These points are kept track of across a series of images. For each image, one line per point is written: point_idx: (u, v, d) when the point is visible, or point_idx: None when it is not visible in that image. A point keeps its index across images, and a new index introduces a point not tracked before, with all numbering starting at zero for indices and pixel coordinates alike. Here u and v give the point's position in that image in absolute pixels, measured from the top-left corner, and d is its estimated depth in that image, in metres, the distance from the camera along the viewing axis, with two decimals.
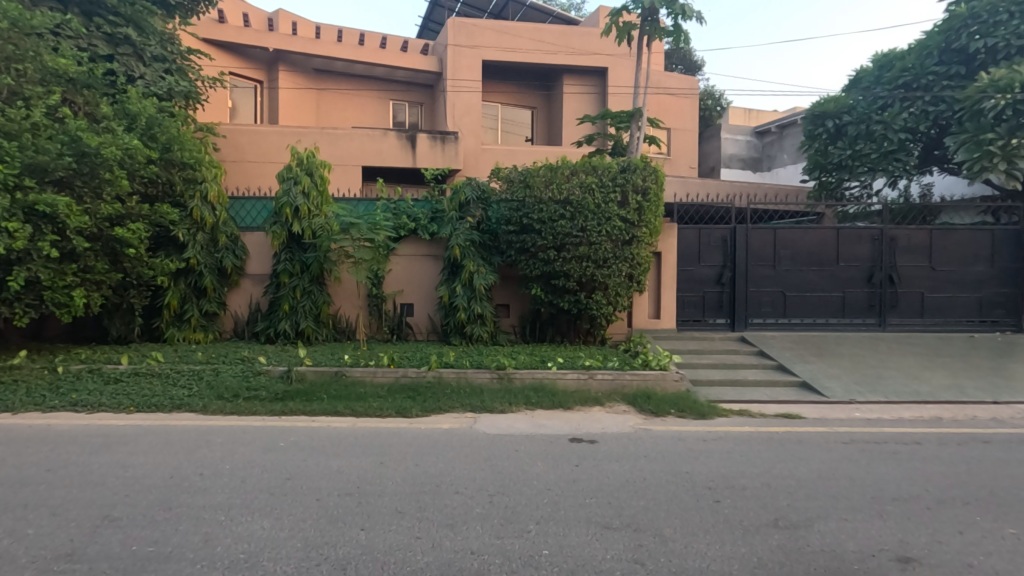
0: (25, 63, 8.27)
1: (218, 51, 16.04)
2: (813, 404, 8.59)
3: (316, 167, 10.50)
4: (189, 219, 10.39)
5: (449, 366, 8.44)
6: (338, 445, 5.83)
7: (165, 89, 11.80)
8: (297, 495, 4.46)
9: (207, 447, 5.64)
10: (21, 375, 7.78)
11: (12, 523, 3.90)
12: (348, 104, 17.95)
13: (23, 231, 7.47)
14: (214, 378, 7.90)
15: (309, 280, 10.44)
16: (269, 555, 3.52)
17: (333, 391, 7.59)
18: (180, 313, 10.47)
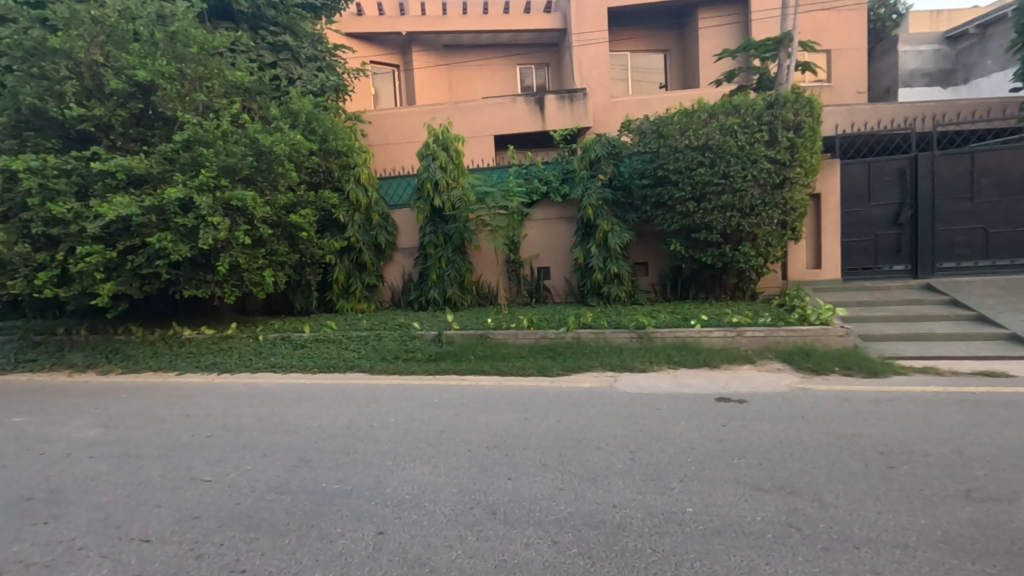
0: (212, 80, 9.67)
1: (359, 43, 17.34)
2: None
3: (451, 142, 11.02)
4: (347, 202, 11.60)
5: (588, 326, 8.51)
6: (485, 401, 6.24)
7: (319, 85, 13.09)
8: (450, 446, 4.89)
9: (374, 403, 6.39)
10: (234, 343, 9.44)
11: (235, 460, 4.82)
12: (476, 76, 18.38)
13: (223, 224, 8.74)
14: (377, 342, 8.86)
15: (452, 250, 11.10)
16: (429, 497, 3.92)
17: (479, 352, 8.11)
18: (347, 286, 11.83)
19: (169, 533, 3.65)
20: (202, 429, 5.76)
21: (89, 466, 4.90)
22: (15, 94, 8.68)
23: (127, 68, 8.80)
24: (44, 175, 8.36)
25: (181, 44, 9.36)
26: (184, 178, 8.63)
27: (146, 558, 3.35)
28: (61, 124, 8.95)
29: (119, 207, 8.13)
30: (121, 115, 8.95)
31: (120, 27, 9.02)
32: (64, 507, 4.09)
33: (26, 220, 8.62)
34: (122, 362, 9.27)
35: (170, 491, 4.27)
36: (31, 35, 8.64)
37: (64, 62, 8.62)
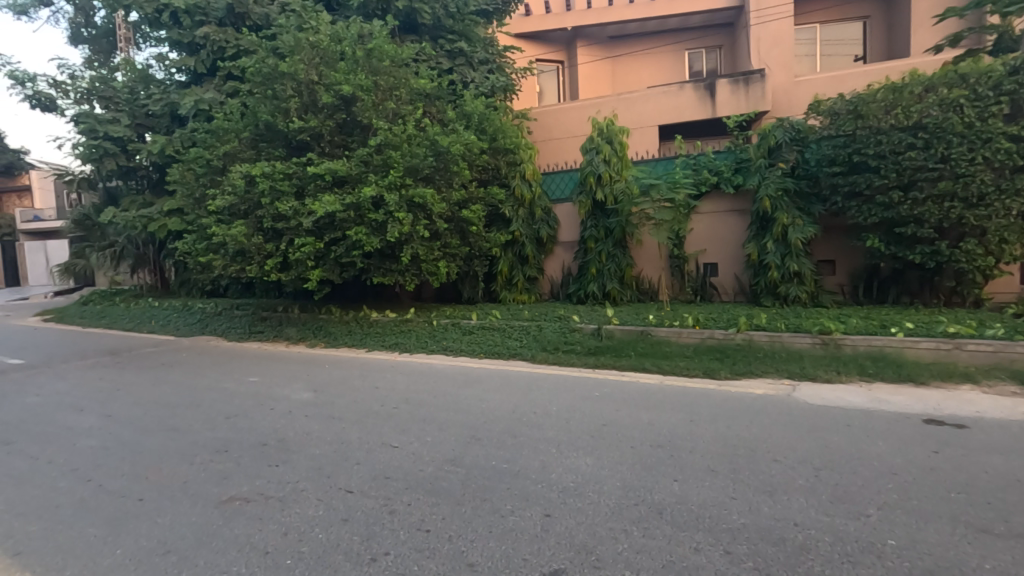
0: (399, 89, 10.79)
1: (527, 43, 17.95)
2: None
3: (615, 134, 10.93)
4: (513, 197, 12.12)
5: (761, 329, 7.90)
6: (647, 399, 6.12)
7: (490, 86, 13.83)
8: (612, 440, 4.90)
9: (536, 391, 6.65)
10: (413, 327, 10.47)
11: (417, 431, 5.39)
12: (642, 65, 17.93)
13: (407, 218, 9.74)
14: (539, 332, 9.16)
15: (613, 244, 10.99)
16: (594, 488, 3.98)
17: (640, 349, 7.96)
18: (510, 278, 12.39)
19: (367, 488, 4.21)
20: (389, 401, 6.51)
21: (305, 422, 5.86)
22: (255, 113, 10.51)
23: (335, 84, 10.11)
24: (273, 179, 9.93)
25: (377, 60, 10.58)
26: (377, 178, 9.68)
27: (350, 506, 3.91)
28: (285, 135, 10.58)
29: (327, 205, 9.39)
30: (329, 124, 10.32)
31: (330, 50, 10.46)
32: (289, 455, 4.95)
33: (259, 217, 10.35)
34: (325, 337, 10.83)
35: (366, 452, 4.93)
36: (267, 63, 10.36)
37: (291, 83, 10.24)
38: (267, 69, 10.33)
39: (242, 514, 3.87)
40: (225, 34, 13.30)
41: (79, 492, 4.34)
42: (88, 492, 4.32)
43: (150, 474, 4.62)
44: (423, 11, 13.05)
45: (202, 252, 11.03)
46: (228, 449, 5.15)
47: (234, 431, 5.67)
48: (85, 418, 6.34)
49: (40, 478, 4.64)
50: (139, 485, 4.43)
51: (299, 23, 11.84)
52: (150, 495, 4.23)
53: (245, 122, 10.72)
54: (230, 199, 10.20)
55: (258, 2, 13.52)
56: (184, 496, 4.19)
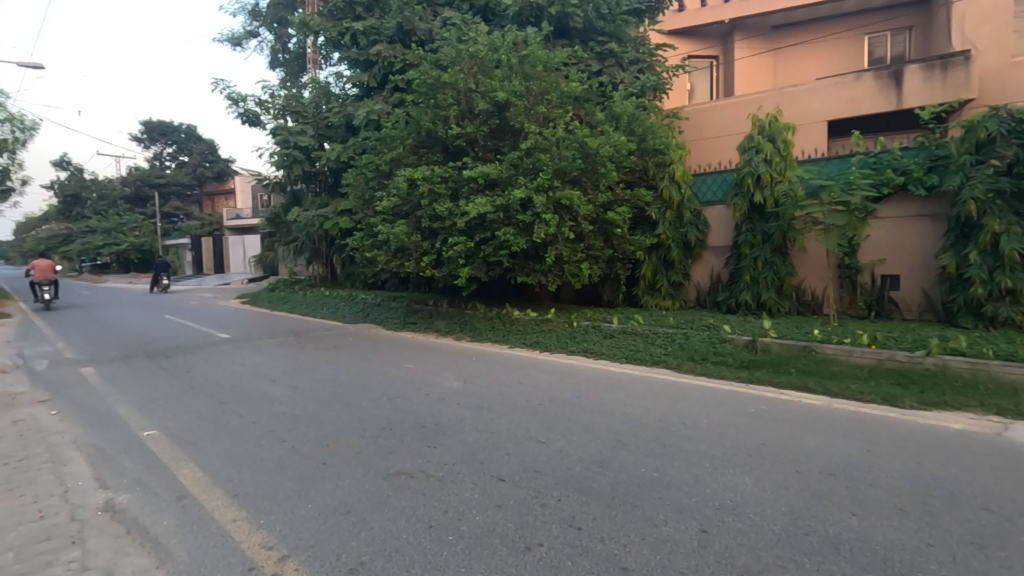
0: (551, 93, 11.03)
1: (679, 40, 17.30)
2: None
3: (779, 132, 10.11)
4: (660, 199, 11.73)
5: (957, 354, 6.85)
6: (812, 422, 5.56)
7: (640, 86, 13.52)
8: (774, 462, 4.52)
9: (683, 401, 6.37)
10: (553, 327, 10.62)
11: (563, 429, 5.45)
12: (810, 56, 16.34)
13: (553, 220, 9.89)
14: (684, 341, 8.78)
15: (771, 251, 10.16)
16: (755, 509, 3.72)
17: (801, 366, 7.26)
18: (653, 283, 12.05)
19: (517, 478, 4.37)
20: (533, 397, 6.67)
21: (457, 410, 6.23)
22: (417, 121, 11.33)
23: (490, 91, 10.53)
24: (432, 182, 10.58)
25: (531, 66, 10.96)
26: (526, 181, 9.94)
27: (503, 494, 4.07)
28: (443, 141, 11.28)
29: (479, 206, 9.81)
30: (484, 130, 10.79)
31: (487, 58, 10.97)
32: (444, 439, 5.29)
33: (418, 217, 11.12)
34: (470, 331, 11.35)
35: (515, 444, 5.10)
36: (431, 74, 11.11)
37: (451, 92, 10.89)
38: (431, 80, 11.07)
39: (407, 488, 4.23)
40: (394, 51, 14.62)
41: (277, 451, 5.06)
42: (284, 452, 5.02)
43: (330, 443, 5.24)
44: (575, 15, 13.10)
45: (368, 248, 12.21)
46: (392, 428, 5.65)
47: (396, 412, 6.21)
48: (277, 388, 7.37)
49: (247, 435, 5.49)
50: (323, 450, 5.05)
51: (460, 36, 12.61)
52: (331, 460, 4.80)
53: (409, 129, 11.60)
54: (395, 200, 11.09)
55: (423, 18, 14.62)
56: (359, 465, 4.69)
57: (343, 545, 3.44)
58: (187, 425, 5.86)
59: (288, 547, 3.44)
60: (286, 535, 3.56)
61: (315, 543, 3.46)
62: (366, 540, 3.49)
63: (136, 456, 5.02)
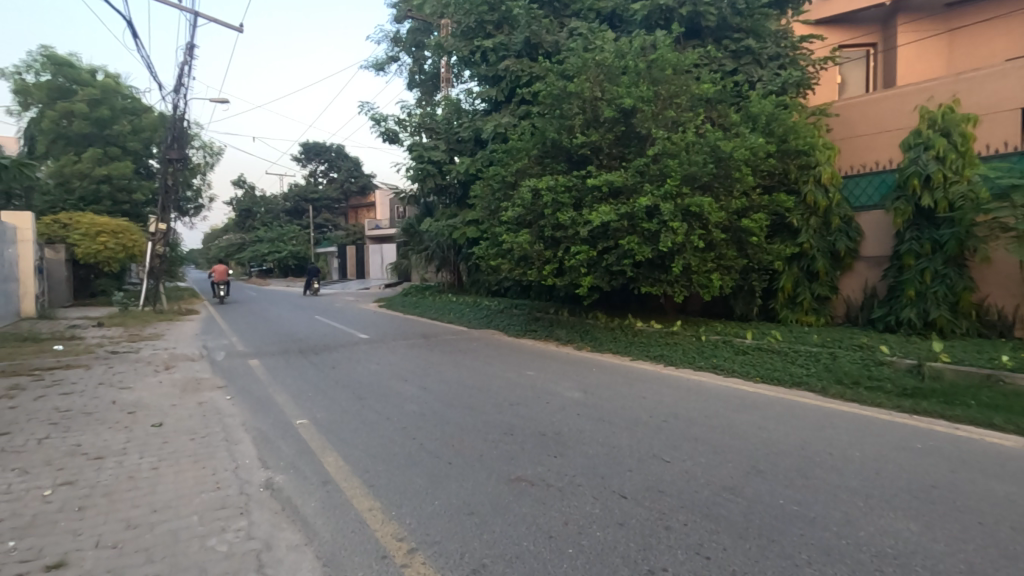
0: (680, 96, 10.63)
1: (829, 30, 15.79)
2: None
3: (955, 125, 8.84)
4: (803, 205, 10.76)
5: None
6: (998, 465, 4.70)
7: (781, 83, 12.47)
8: (947, 508, 3.88)
9: (831, 429, 5.71)
10: (679, 340, 10.16)
11: (689, 449, 5.16)
12: (997, 35, 14.02)
13: (681, 228, 9.48)
14: (831, 361, 7.92)
15: (943, 262, 8.82)
16: (923, 562, 3.21)
17: (984, 397, 6.20)
18: (793, 296, 11.06)
19: (640, 496, 4.20)
20: (656, 413, 6.41)
21: (578, 421, 6.17)
22: (543, 132, 11.45)
23: (617, 99, 10.39)
24: (556, 192, 10.60)
25: (659, 70, 10.68)
26: (652, 188, 9.63)
27: (626, 512, 3.94)
28: (568, 151, 11.30)
29: (603, 215, 9.64)
30: (609, 137, 10.66)
31: (614, 66, 10.83)
32: (565, 449, 5.27)
33: (541, 226, 11.19)
34: (591, 341, 11.16)
35: (638, 461, 4.93)
36: (557, 85, 11.17)
37: (577, 102, 10.86)
38: (557, 91, 11.14)
39: (528, 495, 4.26)
40: (521, 65, 15.03)
41: (408, 447, 5.39)
42: (414, 449, 5.34)
43: (456, 443, 5.47)
44: (709, 13, 12.55)
45: (493, 256, 12.60)
46: (514, 433, 5.75)
47: (517, 418, 6.31)
48: (408, 388, 7.87)
49: (382, 431, 5.91)
50: (449, 450, 5.28)
51: (586, 45, 12.61)
52: (456, 461, 5.00)
53: (534, 140, 11.79)
54: (519, 210, 11.26)
55: (550, 31, 14.89)
56: (481, 468, 4.82)
57: (467, 545, 3.55)
58: (332, 417, 6.46)
59: (417, 540, 3.62)
60: (415, 529, 3.76)
61: (441, 540, 3.62)
62: (488, 542, 3.57)
63: (290, 441, 5.63)
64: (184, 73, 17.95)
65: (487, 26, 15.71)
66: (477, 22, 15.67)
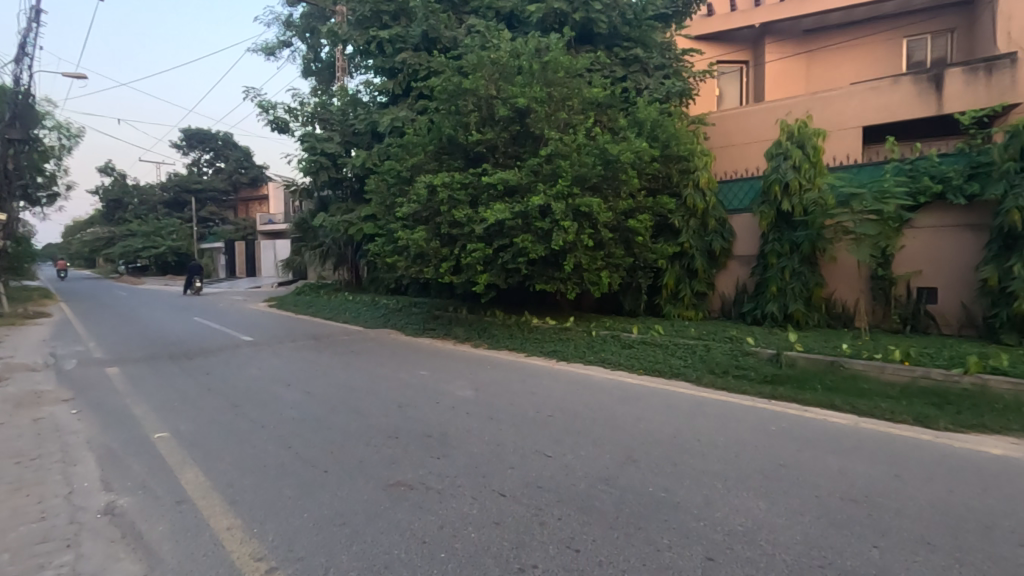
0: (572, 100, 10.88)
1: (707, 45, 16.98)
2: None
3: (808, 138, 9.81)
4: (684, 207, 11.49)
5: (999, 372, 6.28)
6: (833, 442, 5.21)
7: (665, 92, 13.19)
8: (792, 485, 4.26)
9: (700, 418, 6.07)
10: (572, 335, 10.46)
11: (571, 443, 5.28)
12: (842, 59, 15.84)
13: (572, 227, 9.71)
14: (705, 353, 8.43)
15: (799, 260, 9.81)
16: (767, 537, 3.49)
17: (828, 382, 6.85)
18: (675, 292, 11.79)
19: (519, 493, 4.22)
20: (544, 408, 6.52)
21: (466, 420, 6.11)
22: (439, 128, 11.33)
23: (511, 97, 10.46)
24: (451, 188, 10.52)
25: (552, 72, 10.85)
26: (546, 187, 9.80)
27: (502, 511, 3.93)
28: (464, 148, 11.22)
29: (498, 213, 9.62)
30: (504, 136, 10.69)
31: (509, 65, 10.87)
32: (449, 450, 5.18)
33: (437, 223, 11.08)
34: (488, 339, 11.20)
35: (520, 457, 4.95)
36: (452, 81, 11.07)
37: (472, 99, 10.80)
38: (452, 86, 11.04)
39: (405, 500, 4.13)
40: (419, 59, 14.73)
41: (280, 457, 5.03)
42: (287, 459, 4.98)
43: (335, 451, 5.19)
44: (600, 21, 13.03)
45: (388, 253, 12.24)
46: (397, 436, 5.56)
47: (404, 420, 6.13)
48: (290, 393, 7.38)
49: (254, 440, 5.49)
50: (326, 458, 5.00)
51: (482, 43, 12.55)
52: (332, 469, 4.74)
53: (431, 136, 11.59)
54: (414, 206, 11.07)
55: (448, 26, 14.68)
56: (359, 475, 4.61)
57: (334, 558, 3.35)
58: (199, 428, 5.90)
59: (278, 559, 3.36)
60: (277, 546, 3.50)
61: (305, 555, 3.40)
62: (357, 554, 3.40)
63: (143, 458, 5.06)
64: (28, 42, 15.69)
65: (383, 16, 15.21)
66: (373, 11, 15.18)
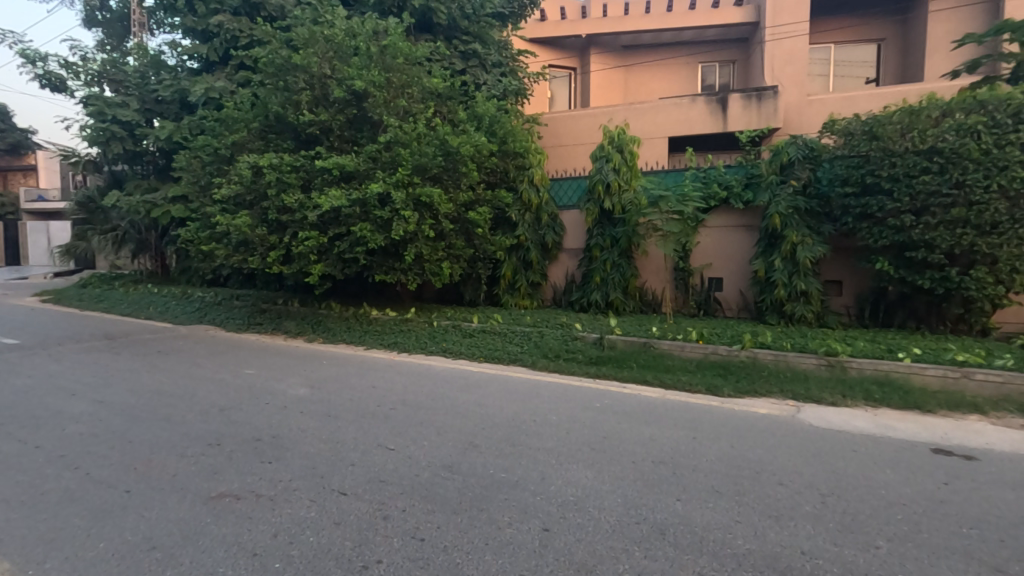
0: (412, 87, 10.62)
1: (540, 48, 17.94)
2: None
3: (626, 143, 10.88)
4: (520, 201, 12.06)
5: (765, 346, 7.70)
6: (646, 413, 5.96)
7: (502, 90, 13.66)
8: (613, 454, 4.78)
9: (535, 400, 6.48)
10: (413, 326, 10.32)
11: (414, 434, 5.27)
12: (652, 76, 17.87)
13: (413, 217, 9.58)
14: (539, 339, 8.98)
15: (619, 254, 10.94)
16: (594, 503, 3.88)
17: (642, 360, 7.78)
18: (513, 282, 12.35)
19: (361, 490, 4.11)
20: (386, 401, 6.41)
21: (300, 419, 5.75)
22: (265, 104, 10.45)
23: (347, 79, 9.95)
24: (280, 171, 9.78)
25: (390, 57, 10.44)
26: (385, 175, 9.54)
27: (343, 510, 3.80)
28: (294, 128, 10.46)
29: (333, 199, 9.21)
30: (340, 119, 10.16)
31: (344, 44, 10.29)
32: (282, 452, 4.83)
33: (264, 208, 10.21)
34: (323, 333, 10.63)
35: (361, 453, 4.81)
36: (280, 54, 10.22)
37: (303, 76, 10.07)
38: (280, 60, 10.20)
39: (231, 512, 3.77)
40: (239, 24, 13.24)
41: (65, 481, 4.23)
42: (74, 482, 4.21)
43: (140, 466, 4.52)
44: (439, 11, 13.02)
45: (204, 240, 10.92)
46: (219, 443, 5.03)
47: (228, 425, 5.56)
48: (76, 404, 6.21)
49: (26, 464, 4.54)
50: (127, 476, 4.33)
51: (314, 16, 11.71)
52: (137, 488, 4.12)
53: (255, 113, 10.61)
54: (236, 188, 10.06)
55: None
56: (172, 491, 4.08)
57: None
58: None
59: None
60: None
61: None
62: None
63: None
64: None
65: None
66: None
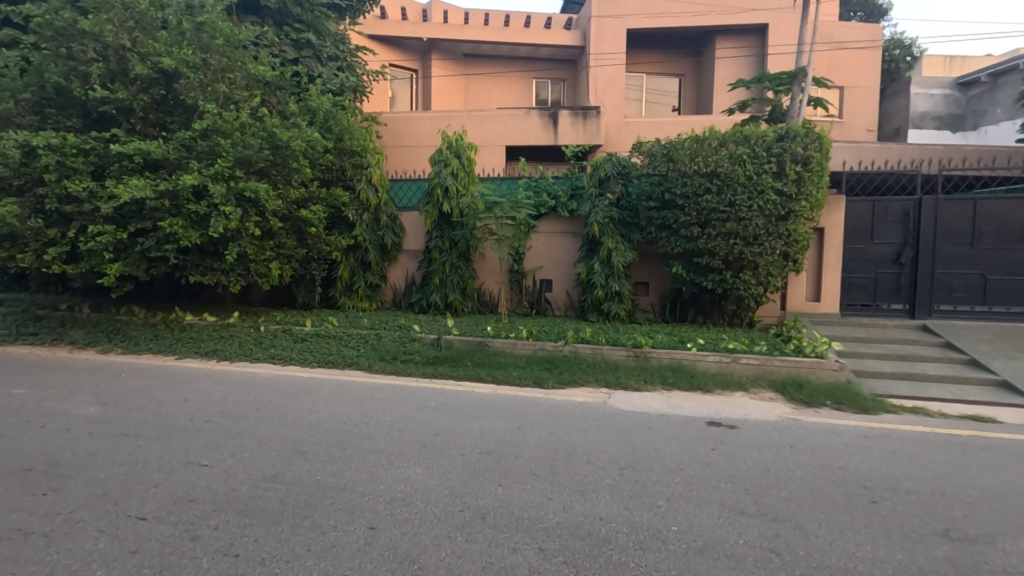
0: (234, 72, 9.60)
1: (380, 46, 17.62)
2: (1002, 409, 7.23)
3: (463, 150, 11.19)
4: (358, 201, 11.74)
5: (585, 341, 8.52)
6: (477, 409, 6.26)
7: (338, 85, 13.19)
8: (444, 449, 4.96)
9: (369, 402, 6.42)
10: (235, 331, 9.42)
11: (232, 447, 4.90)
12: (491, 86, 18.56)
13: (235, 214, 8.77)
14: (376, 341, 8.83)
15: (457, 256, 11.25)
16: (421, 496, 4.02)
17: (476, 359, 8.12)
18: (350, 284, 11.99)
19: (164, 513, 3.73)
20: (200, 414, 5.85)
21: (88, 442, 4.99)
22: (40, 72, 8.91)
23: (152, 55, 8.81)
24: (63, 153, 8.41)
25: (208, 36, 9.27)
26: (200, 166, 8.62)
27: (141, 536, 3.44)
28: (82, 104, 9.04)
29: (134, 190, 8.12)
30: (144, 99, 8.96)
31: (149, 14, 9.02)
32: (63, 480, 4.18)
33: (40, 196, 8.68)
34: (123, 342, 9.29)
35: (166, 473, 4.35)
36: (64, 17, 8.75)
37: (93, 45, 8.69)
38: (62, 23, 8.74)
39: None
40: None
41: None
42: None
43: None
44: None
45: None
46: None
47: None
48: None
49: None
50: None
51: None
52: None
53: (27, 81, 8.97)
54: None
55: None
56: None
57: None
58: None
59: None
60: None
61: None
62: None
63: None
64: None
65: None
66: None
